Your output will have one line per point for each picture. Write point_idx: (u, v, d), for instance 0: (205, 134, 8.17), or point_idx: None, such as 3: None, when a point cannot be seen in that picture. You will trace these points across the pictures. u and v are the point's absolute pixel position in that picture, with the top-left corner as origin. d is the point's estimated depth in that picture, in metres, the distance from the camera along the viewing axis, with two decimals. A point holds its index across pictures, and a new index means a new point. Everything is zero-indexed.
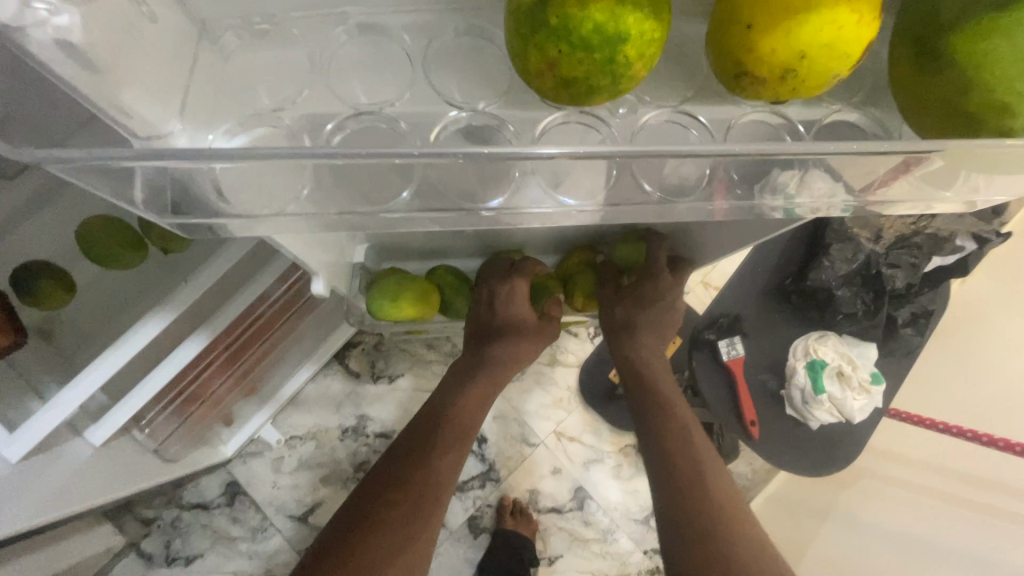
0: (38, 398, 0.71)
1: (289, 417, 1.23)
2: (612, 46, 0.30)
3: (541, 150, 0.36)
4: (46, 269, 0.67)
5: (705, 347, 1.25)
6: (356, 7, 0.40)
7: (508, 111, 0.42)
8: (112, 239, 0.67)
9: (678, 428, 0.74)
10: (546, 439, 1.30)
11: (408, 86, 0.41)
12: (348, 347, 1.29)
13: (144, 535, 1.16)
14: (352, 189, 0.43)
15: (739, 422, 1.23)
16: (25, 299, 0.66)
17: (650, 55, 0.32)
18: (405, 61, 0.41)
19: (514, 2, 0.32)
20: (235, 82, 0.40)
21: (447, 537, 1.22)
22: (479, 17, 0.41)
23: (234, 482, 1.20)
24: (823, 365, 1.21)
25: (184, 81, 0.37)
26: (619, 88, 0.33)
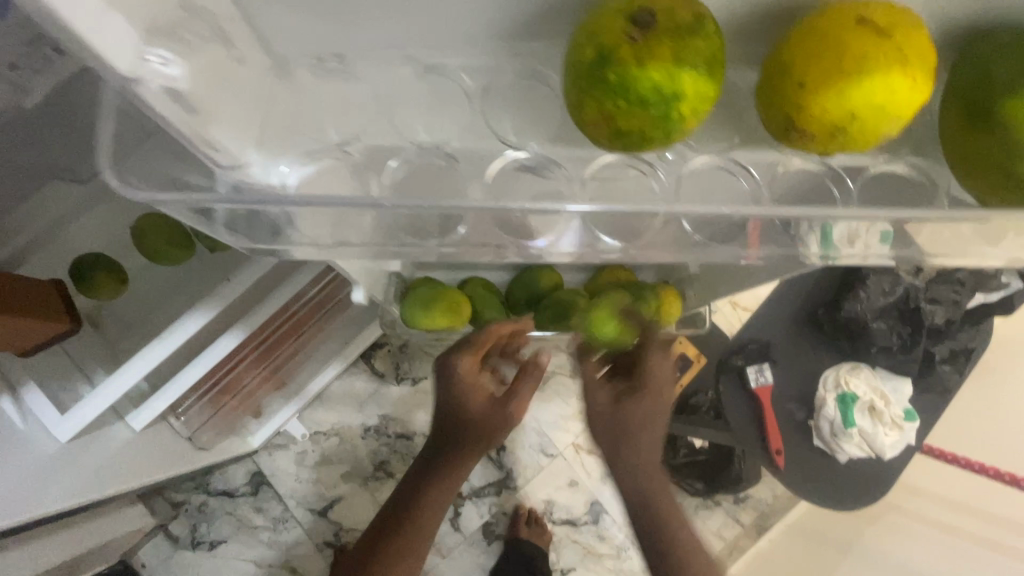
0: (87, 382, 0.75)
1: (314, 412, 1.26)
2: (666, 104, 0.31)
3: (585, 208, 0.39)
4: (101, 262, 0.70)
5: (732, 373, 1.28)
6: (421, 51, 0.40)
7: (558, 152, 0.44)
8: (162, 235, 0.70)
9: (671, 520, 0.72)
10: (564, 451, 1.30)
11: (466, 123, 0.44)
12: (373, 348, 1.31)
13: (172, 517, 1.20)
14: (408, 223, 0.48)
15: (764, 450, 1.26)
16: (81, 289, 0.70)
17: (702, 112, 0.33)
18: (465, 98, 0.43)
19: (574, 52, 0.32)
20: (308, 114, 0.42)
21: (461, 542, 1.24)
22: (536, 59, 0.40)
23: (259, 472, 1.24)
24: (854, 398, 1.20)
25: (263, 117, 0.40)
26: (668, 141, 0.34)
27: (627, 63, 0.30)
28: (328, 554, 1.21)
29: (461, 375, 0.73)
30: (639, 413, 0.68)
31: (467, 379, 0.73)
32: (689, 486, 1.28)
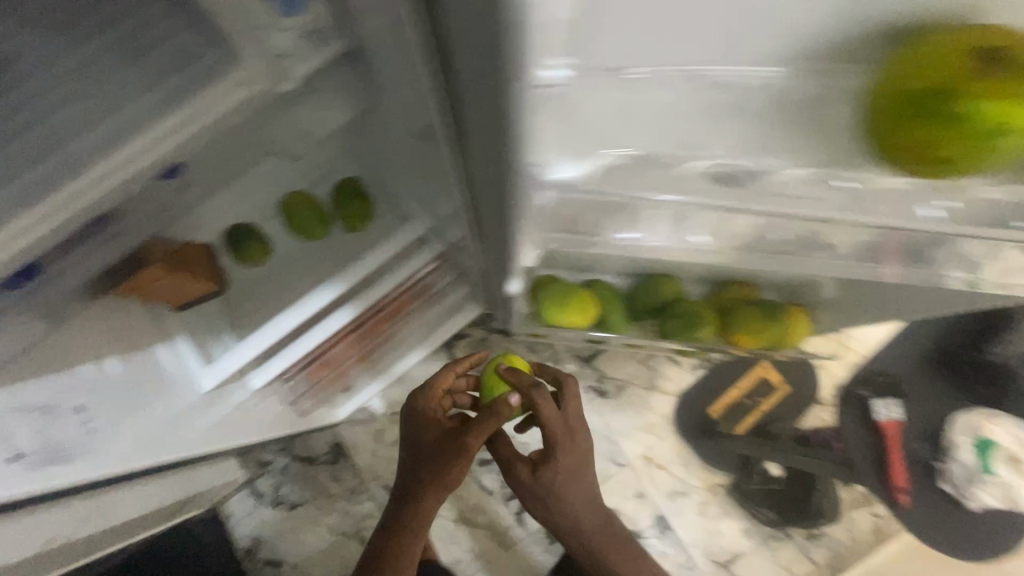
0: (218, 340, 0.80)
1: (394, 393, 1.31)
2: (994, 138, 0.41)
3: (874, 219, 0.50)
4: (253, 232, 0.77)
5: (859, 404, 1.29)
6: (717, 66, 0.44)
7: (817, 169, 0.49)
8: (310, 210, 0.77)
9: (609, 538, 0.91)
10: (633, 461, 1.29)
11: (733, 139, 0.48)
12: (454, 337, 1.34)
13: (257, 475, 1.28)
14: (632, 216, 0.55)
15: (886, 486, 1.25)
16: (235, 254, 0.76)
17: (1012, 146, 0.42)
18: (738, 111, 0.47)
19: (909, 90, 0.41)
20: (589, 121, 0.45)
21: (525, 537, 1.26)
22: (822, 82, 0.46)
23: (340, 443, 1.30)
24: (995, 444, 1.20)
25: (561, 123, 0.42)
26: (963, 167, 0.44)
27: (974, 101, 0.39)
28: None
29: (418, 409, 0.86)
30: (572, 457, 0.82)
31: (423, 415, 0.85)
32: (761, 514, 1.25)
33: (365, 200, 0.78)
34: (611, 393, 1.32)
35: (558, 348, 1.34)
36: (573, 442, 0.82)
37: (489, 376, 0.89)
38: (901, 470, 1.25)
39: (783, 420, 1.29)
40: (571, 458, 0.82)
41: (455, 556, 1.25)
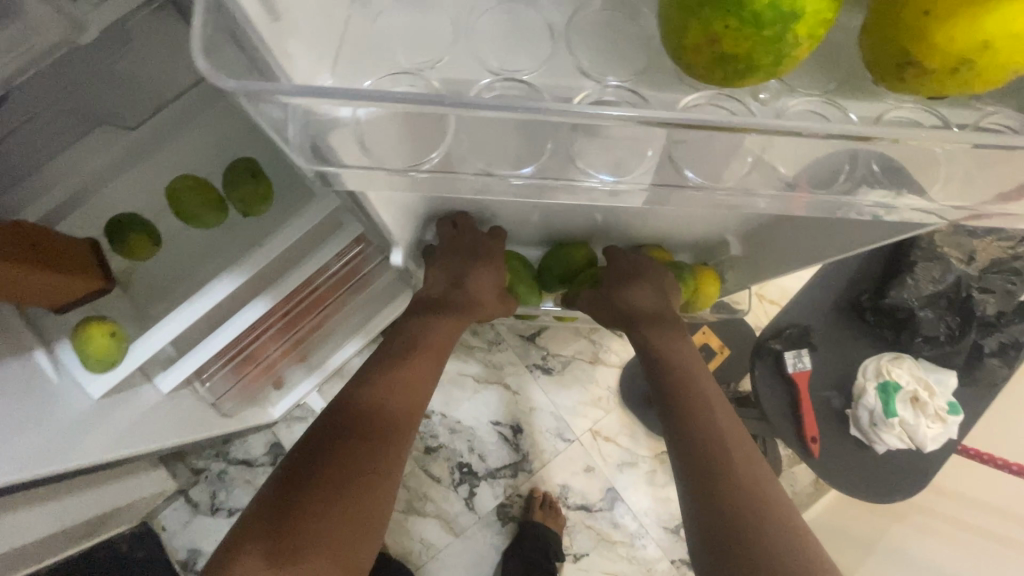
0: (99, 359, 0.69)
1: (334, 386, 1.28)
2: (783, 22, 0.28)
3: (737, 139, 0.41)
4: (137, 223, 0.70)
5: (769, 356, 1.07)
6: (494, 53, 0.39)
7: (646, 90, 0.38)
8: (198, 197, 0.71)
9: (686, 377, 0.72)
10: (581, 436, 1.29)
11: (545, 60, 0.39)
12: (395, 325, 1.32)
13: (192, 483, 1.21)
14: (408, 129, 0.41)
15: (798, 443, 1.05)
16: (119, 250, 0.70)
17: (816, 37, 0.29)
18: (546, 34, 0.40)
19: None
20: (378, 40, 0.39)
21: (475, 522, 1.24)
22: (641, 78, 0.39)
23: (278, 443, 1.25)
24: (896, 388, 1.05)
25: (336, 37, 0.37)
26: (775, 69, 0.30)
27: None
28: None
29: None
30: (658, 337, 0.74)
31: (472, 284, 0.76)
32: None
33: (263, 179, 0.73)
34: (556, 370, 1.31)
35: (500, 328, 1.32)
36: (473, 266, 0.74)
37: (80, 349, 0.69)
38: (814, 420, 1.05)
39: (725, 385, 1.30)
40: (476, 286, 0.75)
41: (405, 547, 1.22)
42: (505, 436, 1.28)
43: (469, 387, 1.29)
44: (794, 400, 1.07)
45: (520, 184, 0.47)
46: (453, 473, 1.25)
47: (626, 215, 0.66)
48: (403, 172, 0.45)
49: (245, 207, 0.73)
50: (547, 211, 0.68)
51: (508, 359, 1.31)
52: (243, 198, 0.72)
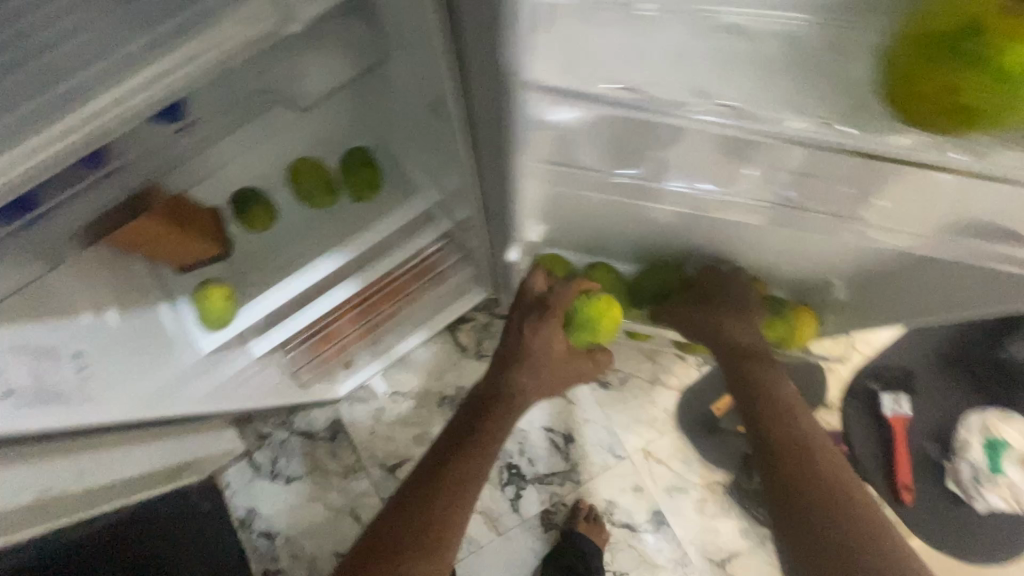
0: (212, 317, 0.74)
1: (396, 372, 1.32)
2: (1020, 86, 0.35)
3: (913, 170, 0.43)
4: (260, 197, 0.76)
5: (865, 395, 1.15)
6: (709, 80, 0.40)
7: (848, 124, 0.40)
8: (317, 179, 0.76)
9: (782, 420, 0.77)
10: (633, 454, 1.28)
11: (757, 88, 0.41)
12: (460, 321, 1.35)
13: (257, 447, 1.28)
14: (606, 137, 0.45)
15: (889, 484, 1.11)
16: (241, 220, 0.76)
17: None
18: (763, 62, 0.41)
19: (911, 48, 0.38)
20: (604, 51, 0.38)
21: (518, 524, 1.25)
22: (847, 114, 0.40)
23: (339, 419, 1.30)
24: (1004, 445, 1.06)
25: (568, 45, 0.37)
26: (993, 118, 0.37)
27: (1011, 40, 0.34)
28: None
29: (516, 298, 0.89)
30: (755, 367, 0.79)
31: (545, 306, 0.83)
32: (760, 515, 1.23)
33: (375, 168, 0.77)
34: (614, 385, 1.31)
35: None
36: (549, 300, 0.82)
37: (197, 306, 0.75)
38: (908, 465, 1.11)
39: None
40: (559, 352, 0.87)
41: None
42: (557, 444, 1.28)
43: None
44: (887, 442, 1.13)
45: (621, 181, 0.53)
46: (502, 472, 1.27)
47: (727, 232, 0.66)
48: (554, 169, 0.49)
49: (357, 191, 0.77)
50: (644, 228, 0.69)
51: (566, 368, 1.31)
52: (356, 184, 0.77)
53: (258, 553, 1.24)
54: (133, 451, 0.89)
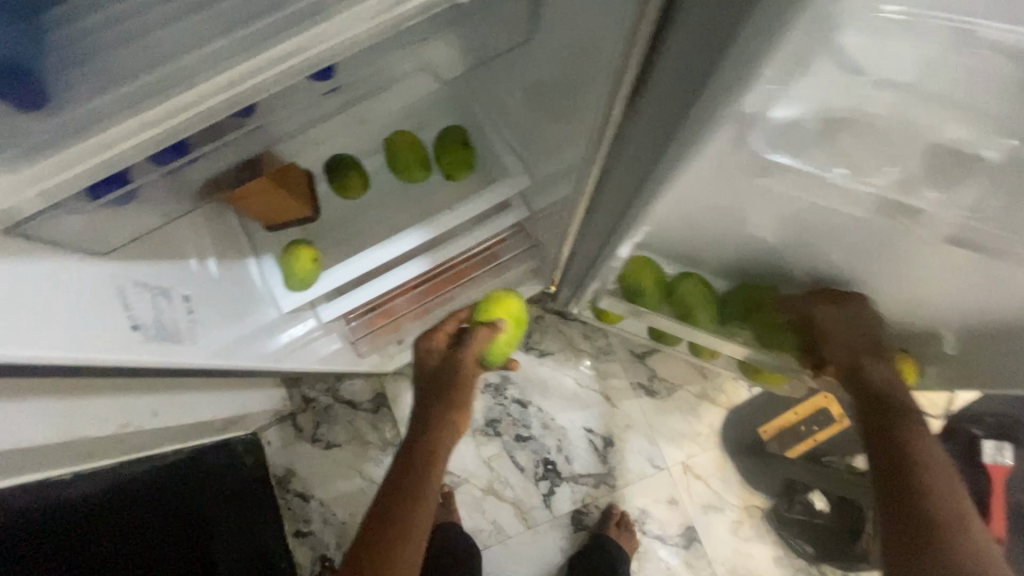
0: (297, 277, 0.75)
1: None
2: None
3: None
4: (356, 164, 0.77)
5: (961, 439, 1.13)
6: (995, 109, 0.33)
7: None
8: (414, 153, 0.76)
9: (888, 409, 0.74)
10: (672, 467, 1.26)
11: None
12: (512, 311, 1.35)
13: (301, 409, 1.30)
14: (829, 137, 0.38)
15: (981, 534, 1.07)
16: (335, 185, 0.76)
17: None
18: None
19: None
20: (889, 58, 0.30)
21: (548, 520, 1.24)
22: None
23: (383, 394, 1.32)
24: None
25: (850, 47, 0.29)
26: None
27: None
28: None
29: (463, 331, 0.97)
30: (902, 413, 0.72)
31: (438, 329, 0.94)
32: (797, 546, 1.20)
33: (472, 148, 0.77)
34: (661, 394, 1.29)
35: (613, 339, 1.32)
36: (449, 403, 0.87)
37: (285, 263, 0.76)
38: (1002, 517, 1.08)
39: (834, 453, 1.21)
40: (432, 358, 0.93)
41: (477, 524, 1.24)
42: (596, 446, 1.27)
43: (571, 388, 1.30)
44: (983, 491, 1.10)
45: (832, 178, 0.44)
46: (538, 466, 1.26)
47: (835, 269, 0.63)
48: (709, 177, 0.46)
49: (451, 171, 0.78)
50: (745, 255, 0.66)
51: (614, 371, 1.30)
52: (451, 163, 0.76)
53: (291, 513, 1.27)
54: (198, 398, 0.91)
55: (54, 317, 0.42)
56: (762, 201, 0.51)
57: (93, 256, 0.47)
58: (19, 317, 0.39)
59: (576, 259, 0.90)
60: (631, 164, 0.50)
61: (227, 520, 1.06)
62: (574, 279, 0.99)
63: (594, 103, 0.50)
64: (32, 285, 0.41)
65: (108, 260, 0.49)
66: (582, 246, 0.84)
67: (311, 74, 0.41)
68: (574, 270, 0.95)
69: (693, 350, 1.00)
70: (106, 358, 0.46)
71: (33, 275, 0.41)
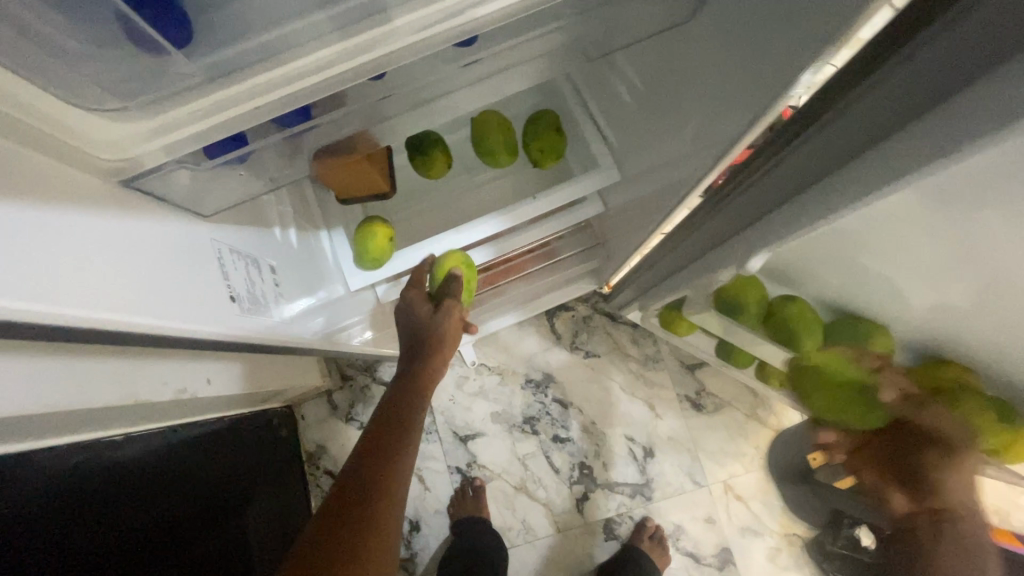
0: (369, 258, 0.73)
1: (487, 345, 1.29)
2: None
3: None
4: (440, 142, 0.72)
5: None
6: None
7: None
8: (502, 136, 0.71)
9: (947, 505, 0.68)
10: (712, 485, 1.22)
11: None
12: (560, 308, 1.30)
13: (338, 387, 1.28)
14: None
15: None
16: (416, 161, 0.72)
17: None
18: None
19: None
20: None
21: (580, 525, 1.21)
22: None
23: None
24: None
25: None
26: None
27: None
28: (455, 479, 1.24)
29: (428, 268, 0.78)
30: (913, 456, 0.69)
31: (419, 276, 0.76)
32: None
33: (563, 136, 0.72)
34: (708, 409, 1.25)
35: (663, 347, 1.28)
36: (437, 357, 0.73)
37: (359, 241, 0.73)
38: None
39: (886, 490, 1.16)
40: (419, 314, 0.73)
41: (506, 522, 1.21)
42: (635, 455, 1.23)
43: (615, 393, 1.26)
44: None
45: None
46: (573, 470, 1.23)
47: (966, 341, 0.56)
48: (882, 212, 0.43)
49: (541, 159, 0.73)
50: (862, 295, 0.59)
51: (661, 381, 1.26)
52: (540, 150, 0.72)
53: (318, 490, 1.25)
54: (248, 367, 0.88)
55: (165, 281, 0.45)
56: (928, 250, 0.46)
57: (180, 214, 0.49)
58: (139, 278, 0.42)
59: (653, 265, 0.86)
60: (788, 170, 0.46)
61: (264, 493, 1.05)
62: (643, 285, 0.94)
63: (754, 100, 0.45)
64: (142, 245, 0.43)
65: (197, 224, 0.51)
66: (666, 251, 0.80)
67: (468, 40, 0.38)
68: (646, 275, 0.90)
69: (761, 375, 0.94)
70: (212, 331, 0.49)
71: (140, 230, 0.44)
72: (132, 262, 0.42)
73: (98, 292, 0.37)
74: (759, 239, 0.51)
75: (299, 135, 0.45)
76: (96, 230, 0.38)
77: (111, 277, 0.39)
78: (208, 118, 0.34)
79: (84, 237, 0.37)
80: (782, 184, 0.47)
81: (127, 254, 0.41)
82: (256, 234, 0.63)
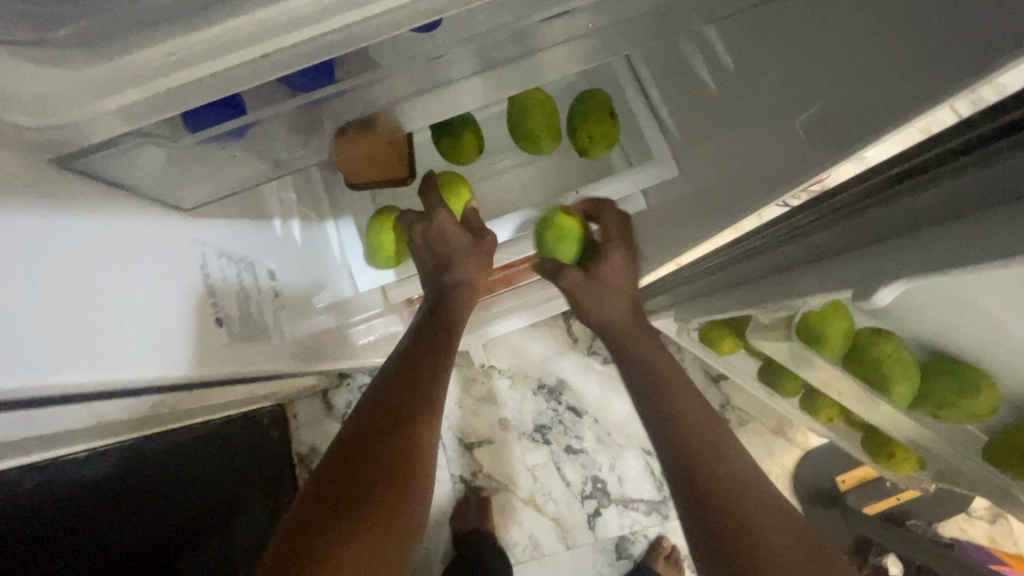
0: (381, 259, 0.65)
1: (498, 346, 1.19)
2: None
3: None
4: (471, 122, 0.61)
5: None
6: None
7: None
8: (547, 117, 0.60)
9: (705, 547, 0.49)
10: None
11: None
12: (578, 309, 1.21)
13: (334, 386, 1.18)
14: None
15: None
16: (442, 143, 0.61)
17: None
18: None
19: None
20: None
21: (591, 543, 1.13)
22: None
23: None
24: None
25: None
26: None
27: None
28: (458, 489, 1.15)
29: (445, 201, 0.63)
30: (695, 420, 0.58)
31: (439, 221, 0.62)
32: None
33: (615, 120, 0.62)
34: (731, 424, 1.17)
35: (686, 356, 1.19)
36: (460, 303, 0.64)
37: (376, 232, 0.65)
38: None
39: (919, 517, 1.08)
40: (446, 245, 0.62)
41: (511, 536, 1.13)
42: (653, 469, 1.15)
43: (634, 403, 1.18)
44: None
45: None
46: (585, 483, 1.15)
47: None
48: None
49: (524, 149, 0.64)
50: (976, 334, 0.49)
51: None
52: (588, 138, 0.61)
53: None
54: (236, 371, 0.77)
55: (135, 308, 0.36)
56: None
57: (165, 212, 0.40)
58: (103, 310, 0.33)
59: (700, 275, 0.78)
60: (982, 180, 0.37)
61: (255, 503, 0.95)
62: (683, 294, 0.84)
63: (900, 89, 0.35)
64: (109, 261, 0.34)
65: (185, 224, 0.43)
66: (727, 261, 0.70)
67: None
68: (689, 284, 0.81)
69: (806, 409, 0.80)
70: (179, 374, 0.41)
71: (103, 236, 0.34)
72: (91, 286, 0.33)
73: (21, 344, 0.28)
74: (860, 264, 0.43)
75: (318, 107, 0.34)
76: (36, 242, 0.29)
77: (57, 317, 0.30)
78: (207, 63, 0.24)
79: (61, 267, 0.31)
80: (956, 193, 0.39)
81: (88, 275, 0.32)
82: (253, 230, 0.55)
